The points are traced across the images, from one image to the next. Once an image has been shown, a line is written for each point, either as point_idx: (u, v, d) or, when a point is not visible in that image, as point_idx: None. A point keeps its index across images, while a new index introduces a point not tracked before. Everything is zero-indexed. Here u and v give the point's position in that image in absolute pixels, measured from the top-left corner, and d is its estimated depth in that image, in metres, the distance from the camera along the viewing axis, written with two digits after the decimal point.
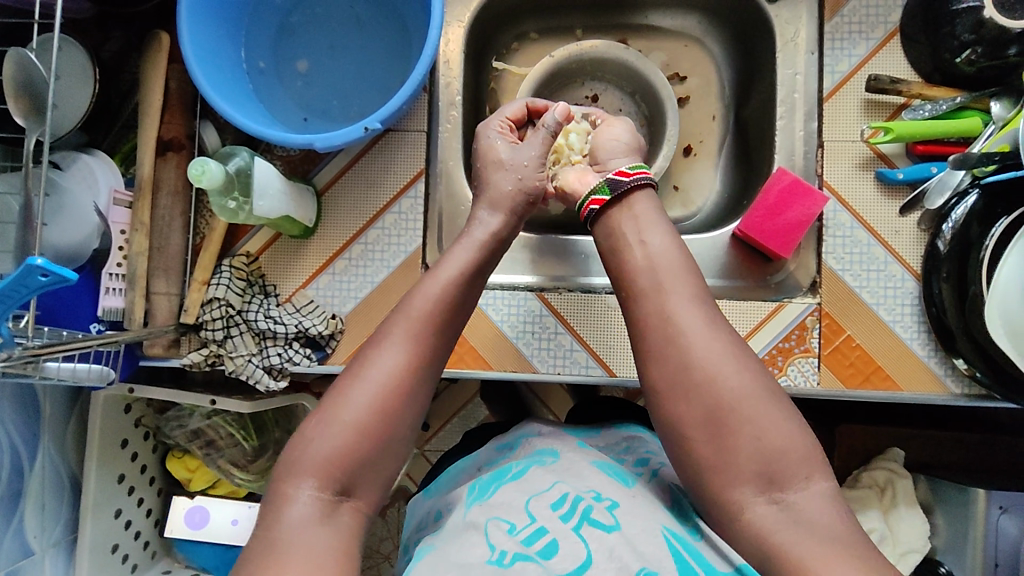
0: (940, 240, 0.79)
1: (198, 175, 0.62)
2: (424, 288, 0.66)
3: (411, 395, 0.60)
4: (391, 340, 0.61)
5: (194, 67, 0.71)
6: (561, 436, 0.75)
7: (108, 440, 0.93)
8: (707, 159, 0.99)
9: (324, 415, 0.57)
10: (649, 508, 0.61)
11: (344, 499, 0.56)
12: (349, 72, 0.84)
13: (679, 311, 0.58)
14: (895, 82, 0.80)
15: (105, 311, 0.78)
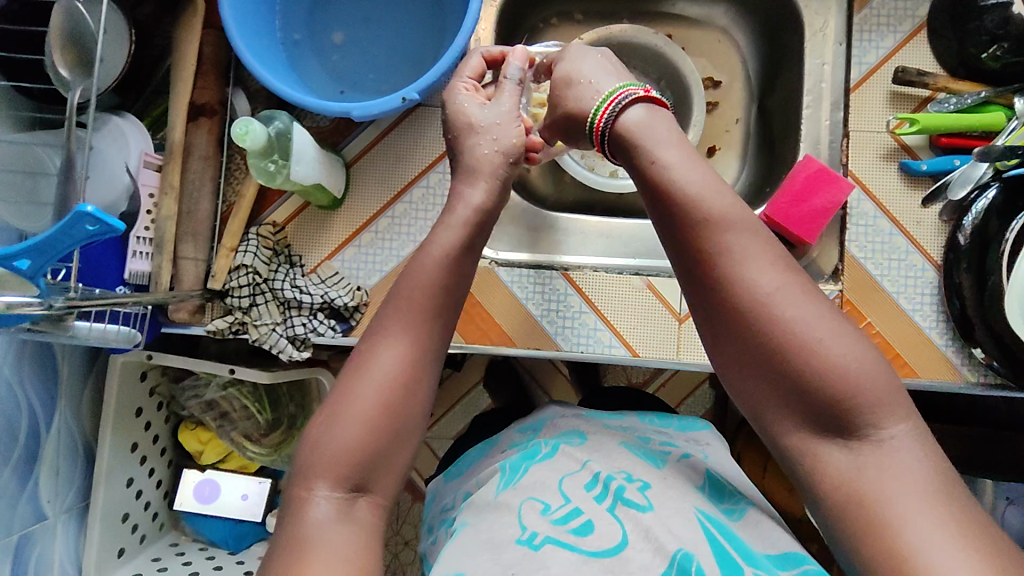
0: (960, 234, 0.80)
1: (241, 133, 0.62)
2: (412, 274, 0.61)
3: (412, 394, 0.57)
4: (392, 337, 0.58)
5: (233, 33, 0.71)
6: (584, 417, 0.76)
7: (123, 408, 0.92)
8: (730, 148, 1.00)
9: (331, 419, 0.55)
10: (682, 489, 0.61)
11: (360, 497, 0.54)
12: (382, 46, 0.85)
13: (745, 266, 0.54)
14: (922, 75, 0.82)
15: (132, 274, 0.77)
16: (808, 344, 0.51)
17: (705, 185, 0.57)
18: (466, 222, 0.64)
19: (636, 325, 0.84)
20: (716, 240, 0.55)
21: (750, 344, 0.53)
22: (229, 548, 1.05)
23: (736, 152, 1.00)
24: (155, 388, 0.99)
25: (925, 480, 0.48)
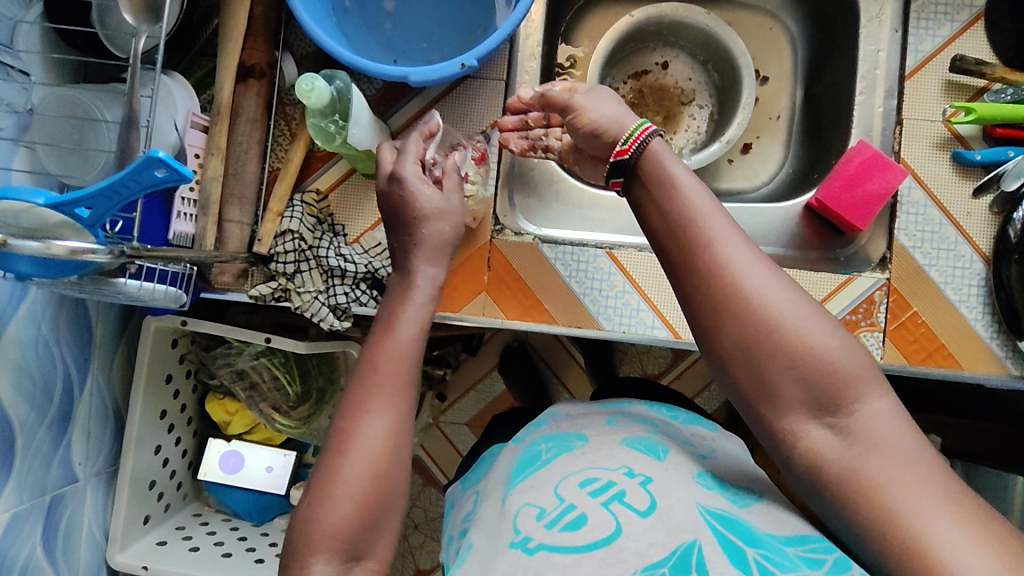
0: (1011, 227, 0.80)
1: (304, 88, 0.61)
2: (390, 327, 0.60)
3: (399, 455, 0.56)
4: (371, 399, 0.56)
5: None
6: (586, 419, 0.72)
7: (154, 374, 0.91)
8: (774, 135, 0.99)
9: (323, 495, 0.53)
10: (684, 483, 0.57)
11: (356, 563, 0.53)
12: (435, 15, 0.84)
13: (760, 296, 0.51)
14: (980, 64, 0.81)
15: (176, 235, 0.76)
16: (816, 366, 0.50)
17: (713, 208, 0.54)
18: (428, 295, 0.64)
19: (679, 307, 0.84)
20: (716, 271, 0.52)
21: (762, 387, 0.52)
22: (252, 519, 1.05)
23: (778, 139, 0.99)
24: (185, 356, 0.98)
25: (924, 455, 0.48)
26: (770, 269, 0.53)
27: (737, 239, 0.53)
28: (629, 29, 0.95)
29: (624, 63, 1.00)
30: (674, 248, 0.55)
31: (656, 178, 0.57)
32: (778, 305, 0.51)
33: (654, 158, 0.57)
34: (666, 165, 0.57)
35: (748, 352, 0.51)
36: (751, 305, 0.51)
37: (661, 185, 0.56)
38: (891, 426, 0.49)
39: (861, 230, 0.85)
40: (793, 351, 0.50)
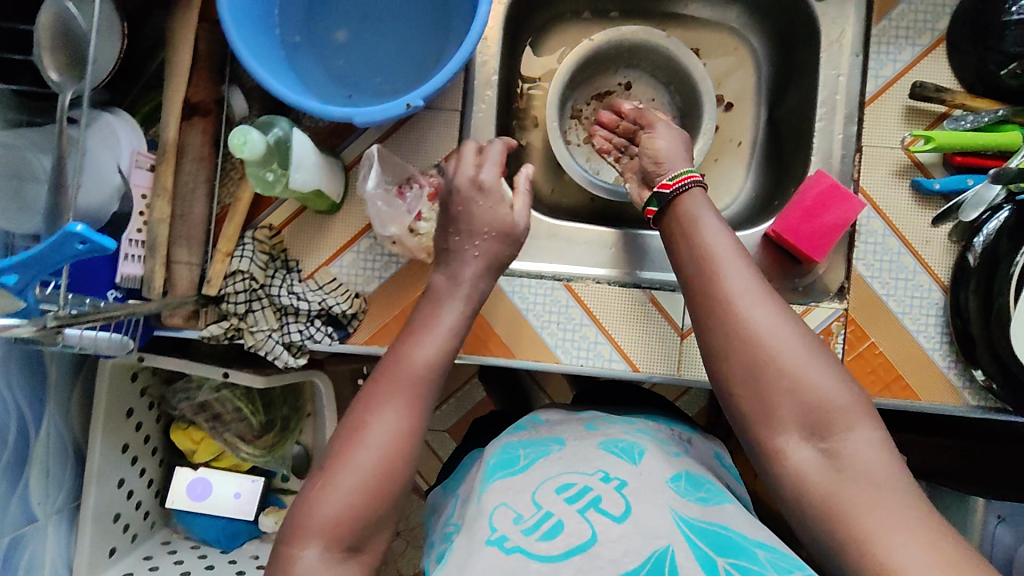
0: (971, 253, 0.79)
1: (238, 145, 0.59)
2: (412, 342, 0.66)
3: (405, 458, 0.60)
4: (381, 403, 0.61)
5: (232, 28, 0.68)
6: (568, 420, 0.75)
7: (113, 409, 0.91)
8: (738, 156, 0.98)
9: (320, 495, 0.57)
10: (658, 487, 0.58)
11: (354, 555, 0.57)
12: (386, 45, 0.83)
13: (761, 326, 0.61)
14: (940, 91, 0.80)
15: (124, 278, 0.75)
16: (808, 390, 0.58)
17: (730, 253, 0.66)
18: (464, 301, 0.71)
19: (636, 339, 0.83)
20: (729, 303, 0.62)
21: (756, 398, 0.59)
22: (220, 547, 1.04)
23: (742, 160, 0.98)
24: (146, 389, 0.98)
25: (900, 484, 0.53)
26: (780, 310, 0.62)
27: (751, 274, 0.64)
28: (588, 53, 0.94)
29: (584, 85, 1.00)
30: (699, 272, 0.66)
31: (690, 223, 0.70)
32: (784, 336, 0.60)
33: (681, 211, 0.71)
34: (699, 214, 0.70)
35: (749, 366, 0.60)
36: (754, 327, 0.60)
37: (694, 226, 0.69)
38: (877, 461, 0.54)
39: (818, 261, 0.83)
40: (787, 376, 0.58)
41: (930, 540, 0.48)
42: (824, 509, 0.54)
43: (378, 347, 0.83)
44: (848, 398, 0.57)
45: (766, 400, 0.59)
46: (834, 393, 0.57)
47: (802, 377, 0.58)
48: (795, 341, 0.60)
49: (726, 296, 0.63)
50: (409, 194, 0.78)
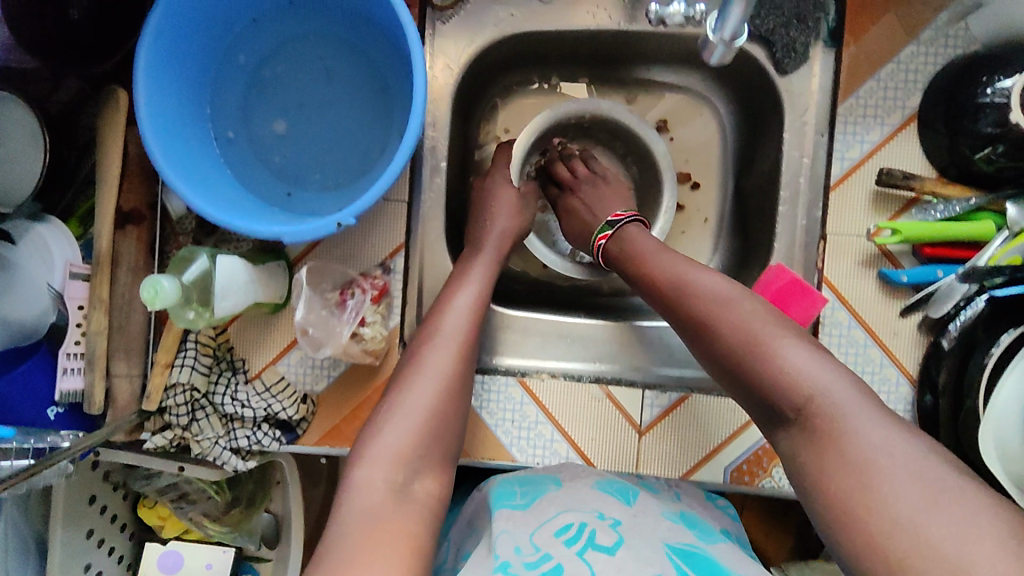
0: (945, 337, 0.76)
1: (150, 300, 0.57)
2: (446, 306, 0.76)
3: (457, 390, 0.72)
4: (449, 304, 0.76)
5: (151, 143, 0.65)
6: (572, 464, 0.80)
7: (74, 496, 0.90)
8: (705, 227, 0.94)
9: (389, 418, 0.69)
10: (650, 526, 0.67)
11: (410, 488, 0.66)
12: (327, 135, 0.78)
13: (738, 316, 0.65)
14: (908, 178, 0.76)
15: (63, 394, 0.73)
16: (800, 390, 0.59)
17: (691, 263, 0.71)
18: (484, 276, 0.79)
19: (595, 434, 0.81)
20: (699, 294, 0.68)
21: (763, 402, 0.63)
22: None
23: (708, 230, 0.94)
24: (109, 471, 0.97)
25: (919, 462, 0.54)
26: (763, 308, 0.66)
27: (723, 282, 0.69)
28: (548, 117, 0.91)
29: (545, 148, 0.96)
30: (665, 296, 0.72)
31: (652, 251, 0.75)
32: (785, 348, 0.62)
33: (630, 232, 0.80)
34: (642, 237, 0.79)
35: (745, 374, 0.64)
36: (738, 324, 0.65)
37: (655, 258, 0.74)
38: (875, 424, 0.56)
39: None
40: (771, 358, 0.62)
41: (927, 483, 0.52)
42: (823, 464, 0.57)
43: (329, 446, 0.82)
44: (828, 375, 0.59)
45: (774, 404, 0.62)
46: (801, 363, 0.60)
47: (800, 377, 0.60)
48: (805, 356, 0.61)
49: (699, 313, 0.67)
50: (350, 300, 0.75)
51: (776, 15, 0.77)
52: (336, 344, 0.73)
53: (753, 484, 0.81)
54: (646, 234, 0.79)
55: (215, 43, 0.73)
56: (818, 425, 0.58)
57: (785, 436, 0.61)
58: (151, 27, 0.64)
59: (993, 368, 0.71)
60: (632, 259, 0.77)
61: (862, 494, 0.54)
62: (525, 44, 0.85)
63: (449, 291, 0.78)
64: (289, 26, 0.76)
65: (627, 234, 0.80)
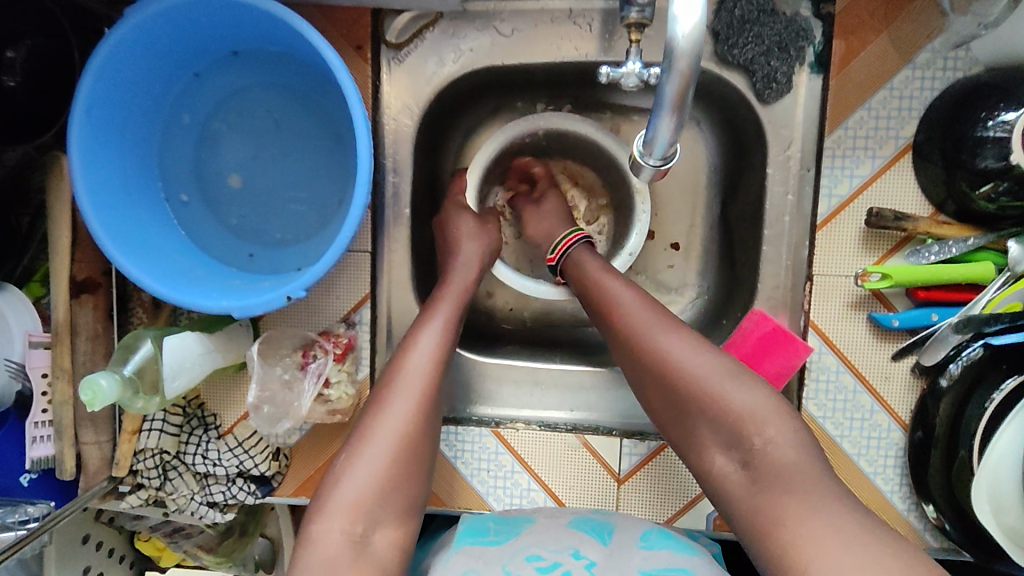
0: (943, 377, 0.70)
1: (89, 400, 0.57)
2: (411, 346, 0.68)
3: (422, 436, 0.65)
4: (415, 344, 0.68)
5: (91, 220, 0.62)
6: (558, 511, 0.75)
7: (69, 539, 0.88)
8: (690, 255, 0.89)
9: (347, 471, 0.62)
10: (630, 554, 0.65)
11: (371, 537, 0.60)
12: (282, 186, 0.75)
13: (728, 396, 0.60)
14: (899, 219, 0.70)
15: (33, 461, 0.72)
16: (758, 434, 0.58)
17: (654, 321, 0.67)
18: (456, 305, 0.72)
19: (571, 485, 0.79)
20: (674, 374, 0.63)
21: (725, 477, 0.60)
22: None
23: (693, 257, 0.89)
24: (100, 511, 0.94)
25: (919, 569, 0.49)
26: (727, 364, 0.62)
27: (710, 358, 0.63)
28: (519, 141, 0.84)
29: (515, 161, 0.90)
30: (649, 365, 0.65)
31: (603, 275, 0.73)
32: (737, 389, 0.60)
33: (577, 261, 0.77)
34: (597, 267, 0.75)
35: (714, 422, 0.61)
36: (719, 396, 0.60)
37: (604, 283, 0.72)
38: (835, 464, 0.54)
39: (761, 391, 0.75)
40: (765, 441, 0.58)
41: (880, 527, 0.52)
42: (791, 510, 0.54)
43: (305, 497, 0.81)
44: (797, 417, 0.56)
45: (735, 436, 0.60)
46: (788, 442, 0.58)
47: (753, 414, 0.59)
48: (755, 396, 0.60)
49: (689, 382, 0.62)
50: (312, 362, 0.73)
51: (756, 43, 0.71)
52: (293, 416, 0.72)
53: (736, 531, 0.78)
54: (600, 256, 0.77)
55: (157, 102, 0.71)
56: (773, 463, 0.57)
57: (739, 469, 0.60)
58: (80, 99, 0.61)
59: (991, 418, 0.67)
60: (597, 298, 0.72)
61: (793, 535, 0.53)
62: (491, 77, 0.79)
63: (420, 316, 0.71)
64: (234, 78, 0.73)
65: (576, 256, 0.77)
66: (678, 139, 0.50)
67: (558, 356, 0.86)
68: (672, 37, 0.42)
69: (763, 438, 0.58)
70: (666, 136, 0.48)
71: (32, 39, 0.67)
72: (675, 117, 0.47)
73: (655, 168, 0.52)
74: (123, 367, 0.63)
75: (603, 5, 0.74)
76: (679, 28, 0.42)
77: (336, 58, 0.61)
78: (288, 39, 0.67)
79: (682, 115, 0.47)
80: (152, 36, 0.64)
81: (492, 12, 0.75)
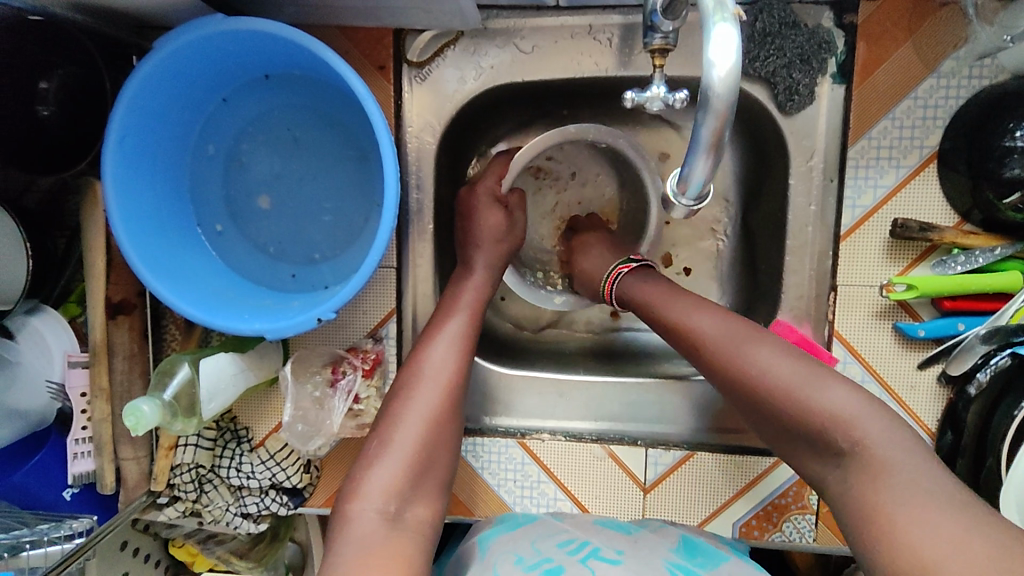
0: (971, 384, 0.71)
1: (133, 426, 0.60)
2: (434, 338, 0.71)
3: (446, 425, 0.67)
4: (437, 336, 0.71)
5: (126, 245, 0.64)
6: (581, 514, 0.77)
7: (109, 547, 0.90)
8: (710, 262, 0.89)
9: (375, 461, 0.63)
10: (652, 547, 0.69)
11: (400, 519, 0.61)
12: (310, 206, 0.77)
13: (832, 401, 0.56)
14: (925, 229, 0.70)
15: (76, 477, 0.75)
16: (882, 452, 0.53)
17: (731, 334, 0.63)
18: (476, 311, 0.74)
19: (597, 493, 0.80)
20: (778, 392, 0.59)
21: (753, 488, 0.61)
22: None
23: (715, 265, 0.89)
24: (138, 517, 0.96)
25: None
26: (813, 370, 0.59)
27: (793, 363, 0.60)
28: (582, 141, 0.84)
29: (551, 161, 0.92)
30: (730, 377, 0.62)
31: (663, 296, 0.71)
32: (820, 393, 0.57)
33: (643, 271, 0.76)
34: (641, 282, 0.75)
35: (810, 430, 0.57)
36: (794, 396, 0.58)
37: (666, 302, 0.69)
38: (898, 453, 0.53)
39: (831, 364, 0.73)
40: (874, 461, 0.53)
41: None
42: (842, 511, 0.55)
43: None
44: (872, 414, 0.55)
45: (800, 416, 0.58)
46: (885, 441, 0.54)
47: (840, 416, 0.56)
48: (836, 394, 0.57)
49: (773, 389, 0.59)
50: (342, 379, 0.74)
51: (777, 56, 0.71)
52: (325, 434, 0.74)
53: (762, 538, 0.78)
54: (650, 277, 0.75)
55: (186, 126, 0.72)
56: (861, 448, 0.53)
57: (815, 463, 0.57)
58: (113, 127, 0.63)
59: (1018, 429, 0.66)
60: (668, 320, 0.69)
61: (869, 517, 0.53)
62: (513, 91, 0.80)
63: (440, 316, 0.73)
64: (262, 99, 0.74)
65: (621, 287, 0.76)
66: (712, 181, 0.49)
67: (581, 366, 0.87)
68: (709, 80, 0.42)
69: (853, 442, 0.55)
70: (701, 177, 0.48)
71: (63, 69, 0.68)
72: (711, 157, 0.46)
73: (688, 208, 0.50)
74: (163, 394, 0.65)
75: (623, 19, 0.74)
76: (717, 72, 0.42)
77: (362, 86, 0.62)
78: (314, 63, 0.69)
79: (719, 155, 0.47)
80: (183, 63, 0.65)
81: (512, 29, 0.75)
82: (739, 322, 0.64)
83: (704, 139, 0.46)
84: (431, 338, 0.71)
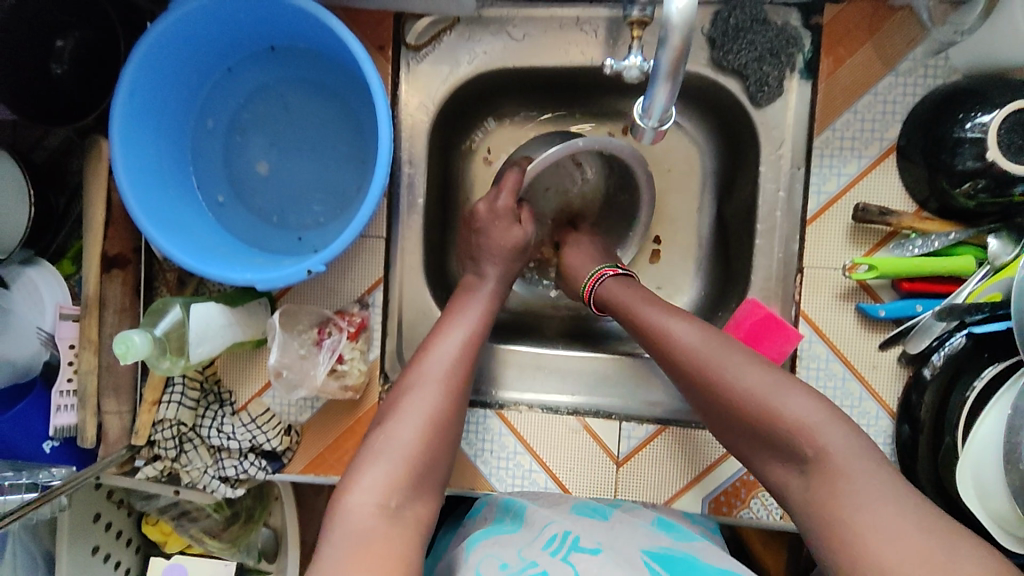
0: (926, 368, 0.74)
1: (122, 353, 0.64)
2: (440, 337, 0.73)
3: (448, 423, 0.69)
4: (443, 335, 0.73)
5: (128, 194, 0.67)
6: (560, 499, 0.79)
7: (82, 516, 0.89)
8: (686, 252, 0.94)
9: (375, 454, 0.64)
10: (631, 535, 0.72)
11: (402, 513, 0.62)
12: (305, 176, 0.80)
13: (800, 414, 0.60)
14: (884, 214, 0.75)
15: (57, 429, 0.75)
16: (813, 444, 0.59)
17: (704, 346, 0.67)
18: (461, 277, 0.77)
19: (572, 466, 0.82)
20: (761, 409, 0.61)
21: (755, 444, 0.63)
22: None
23: (690, 255, 0.94)
24: (113, 489, 0.96)
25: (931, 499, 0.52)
26: (748, 360, 0.65)
27: (761, 376, 0.63)
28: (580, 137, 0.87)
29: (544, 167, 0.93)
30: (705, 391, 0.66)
31: (642, 301, 0.74)
32: (738, 373, 0.64)
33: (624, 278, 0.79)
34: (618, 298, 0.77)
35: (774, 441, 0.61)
36: (720, 379, 0.64)
37: (645, 311, 0.73)
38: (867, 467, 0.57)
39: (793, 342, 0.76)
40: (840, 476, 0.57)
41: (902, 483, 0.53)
42: (822, 501, 0.57)
43: (315, 474, 0.83)
44: (837, 432, 0.59)
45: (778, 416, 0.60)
46: (840, 446, 0.58)
47: (760, 401, 0.62)
48: (749, 371, 0.64)
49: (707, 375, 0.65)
50: (327, 339, 0.78)
51: (748, 50, 0.77)
52: (309, 386, 0.76)
53: (731, 514, 0.80)
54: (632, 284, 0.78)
55: (191, 94, 0.76)
56: (830, 467, 0.58)
57: (795, 475, 0.60)
58: (122, 83, 0.66)
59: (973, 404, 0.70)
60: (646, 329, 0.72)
61: (830, 493, 0.57)
62: (505, 78, 0.85)
63: (444, 323, 0.75)
64: (265, 72, 0.79)
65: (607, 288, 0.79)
66: (672, 101, 0.57)
67: (561, 346, 0.90)
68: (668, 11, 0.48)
69: (816, 449, 0.59)
70: (663, 101, 0.56)
71: (80, 31, 0.73)
72: (670, 85, 0.54)
73: (654, 128, 0.59)
74: (154, 329, 0.68)
75: (609, 13, 0.79)
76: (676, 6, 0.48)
77: (361, 50, 0.66)
78: (319, 36, 0.73)
79: (676, 81, 0.54)
80: (192, 29, 0.70)
81: (505, 18, 0.81)
82: (713, 337, 0.68)
83: (664, 67, 0.52)
84: (437, 340, 0.73)
